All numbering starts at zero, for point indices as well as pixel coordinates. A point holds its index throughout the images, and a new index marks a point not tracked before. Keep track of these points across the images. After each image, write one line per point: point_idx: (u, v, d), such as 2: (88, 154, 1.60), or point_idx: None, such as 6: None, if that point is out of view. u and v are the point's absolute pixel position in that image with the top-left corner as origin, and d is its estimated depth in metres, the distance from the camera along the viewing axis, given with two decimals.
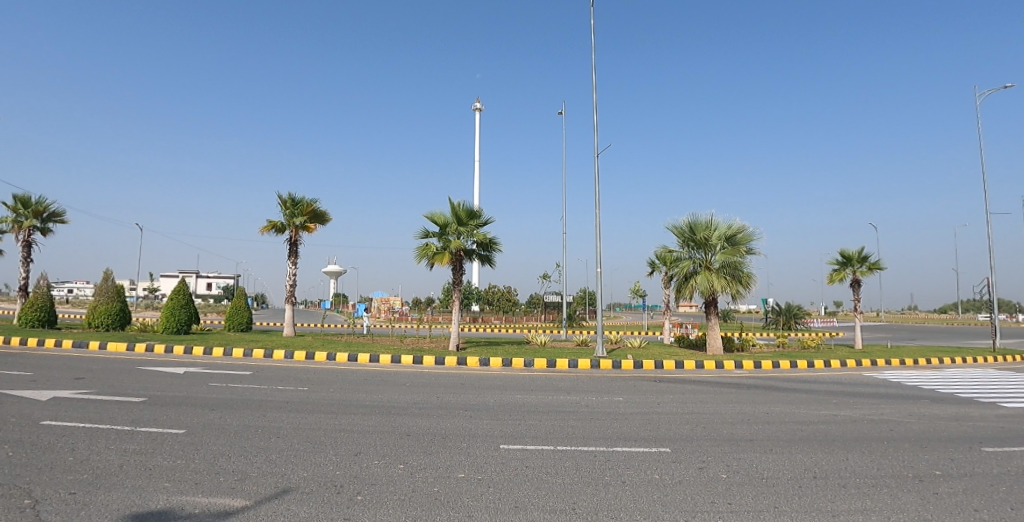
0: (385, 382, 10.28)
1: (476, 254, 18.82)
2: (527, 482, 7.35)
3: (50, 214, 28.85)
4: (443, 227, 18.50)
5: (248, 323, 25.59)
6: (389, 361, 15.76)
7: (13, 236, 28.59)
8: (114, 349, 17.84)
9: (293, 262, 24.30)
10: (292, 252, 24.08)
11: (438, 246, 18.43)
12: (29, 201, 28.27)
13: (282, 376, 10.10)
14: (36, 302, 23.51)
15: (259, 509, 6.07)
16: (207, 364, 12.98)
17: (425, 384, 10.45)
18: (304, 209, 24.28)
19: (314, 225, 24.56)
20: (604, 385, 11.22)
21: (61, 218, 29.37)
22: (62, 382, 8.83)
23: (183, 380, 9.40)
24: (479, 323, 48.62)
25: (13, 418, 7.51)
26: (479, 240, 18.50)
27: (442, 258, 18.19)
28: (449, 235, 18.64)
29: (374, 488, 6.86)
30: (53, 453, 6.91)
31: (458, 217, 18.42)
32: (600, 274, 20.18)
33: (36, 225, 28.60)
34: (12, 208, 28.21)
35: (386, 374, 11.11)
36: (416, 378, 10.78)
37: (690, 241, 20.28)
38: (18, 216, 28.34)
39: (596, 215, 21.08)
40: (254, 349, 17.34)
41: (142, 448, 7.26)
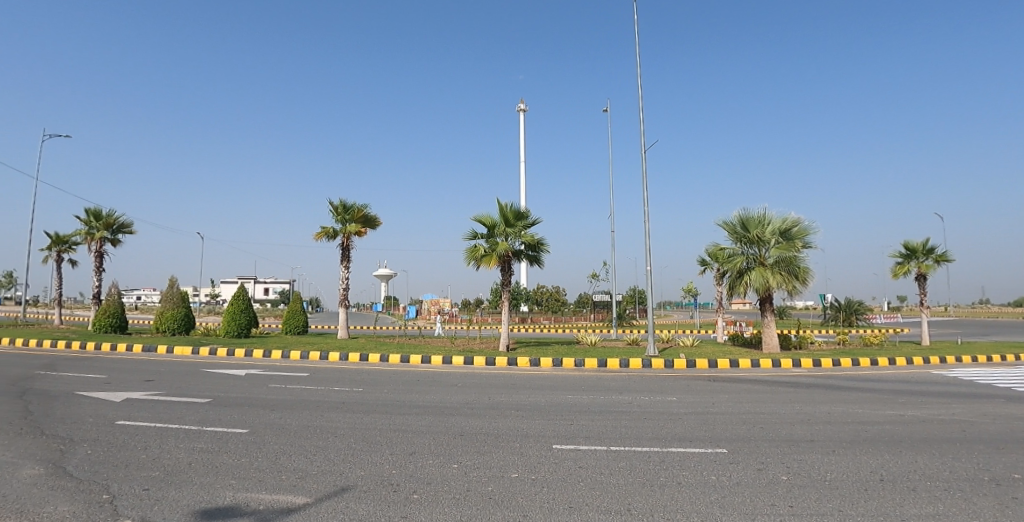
0: (438, 383, 10.35)
1: (524, 255, 18.82)
2: (580, 483, 7.36)
3: (119, 225, 30.40)
4: (491, 228, 18.58)
5: (305, 326, 26.26)
6: (440, 362, 15.91)
7: (87, 246, 30.24)
8: (181, 352, 18.62)
9: (346, 266, 24.84)
10: (345, 256, 24.59)
11: (486, 248, 18.48)
12: (101, 213, 29.89)
13: (337, 377, 10.28)
14: (109, 308, 24.77)
15: (319, 507, 6.66)
16: (267, 367, 13.36)
17: (476, 384, 10.47)
18: (355, 214, 24.85)
19: (365, 229, 25.06)
20: (657, 385, 11.01)
21: (130, 229, 30.87)
22: (133, 383, 9.20)
23: (244, 382, 9.67)
24: (528, 323, 48.67)
25: (91, 418, 7.91)
26: (527, 241, 18.48)
27: (490, 260, 18.23)
28: (497, 237, 18.72)
29: (429, 487, 7.20)
30: (128, 451, 7.37)
31: (505, 218, 18.54)
32: (651, 272, 18.55)
33: (107, 236, 30.15)
34: (86, 221, 29.87)
35: (437, 374, 11.20)
36: (468, 378, 10.83)
37: (743, 237, 19.78)
38: (91, 228, 30.00)
39: (646, 210, 19.49)
40: (310, 351, 17.80)
41: (208, 447, 7.55)
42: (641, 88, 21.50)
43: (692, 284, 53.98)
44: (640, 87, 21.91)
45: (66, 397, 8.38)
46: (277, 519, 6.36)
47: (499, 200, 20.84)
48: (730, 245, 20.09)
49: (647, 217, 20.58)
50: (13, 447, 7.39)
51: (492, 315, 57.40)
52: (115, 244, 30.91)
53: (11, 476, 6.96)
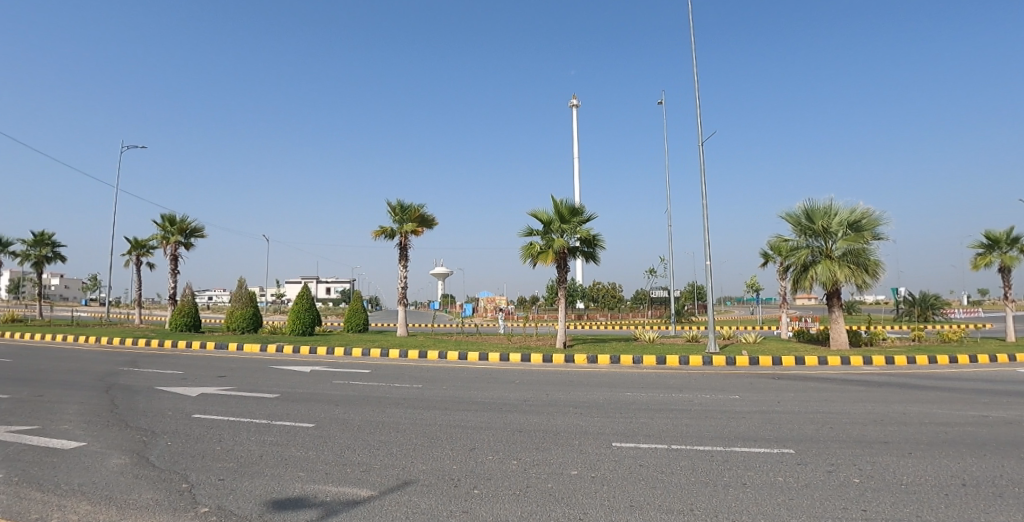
0: (495, 380, 10.40)
1: (580, 251, 18.73)
2: (641, 482, 7.24)
3: (192, 230, 31.99)
4: (547, 225, 18.58)
5: (365, 324, 26.93)
6: (498, 359, 16.00)
7: (163, 250, 31.96)
8: (250, 348, 19.41)
9: (404, 265, 25.35)
10: (403, 255, 25.11)
11: (542, 245, 18.48)
12: (175, 218, 31.51)
13: (397, 374, 10.48)
14: (183, 308, 26.09)
15: (383, 499, 6.79)
16: (331, 363, 13.77)
17: (533, 381, 10.46)
18: (413, 214, 25.33)
19: (422, 229, 25.51)
20: (719, 383, 10.74)
21: (201, 233, 32.44)
22: (207, 379, 9.65)
23: (309, 378, 9.99)
24: (584, 320, 48.41)
25: (170, 412, 8.34)
26: (583, 237, 18.40)
27: (547, 257, 18.22)
28: (552, 233, 18.71)
29: (489, 483, 7.23)
30: (204, 443, 7.75)
31: (560, 214, 18.49)
32: (711, 267, 18.13)
33: (180, 240, 31.79)
34: (162, 226, 31.58)
35: (495, 371, 11.25)
36: (525, 375, 10.83)
37: (807, 229, 19.09)
38: (166, 233, 31.70)
39: (704, 203, 19.07)
40: (371, 348, 18.25)
41: (277, 440, 7.85)
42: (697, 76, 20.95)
43: (755, 279, 52.27)
44: (696, 76, 21.40)
45: (147, 391, 8.87)
46: (343, 510, 6.53)
47: (553, 197, 20.81)
48: (794, 238, 19.43)
49: (705, 210, 20.14)
50: (101, 438, 7.89)
51: (546, 312, 57.37)
52: (188, 247, 32.56)
53: (99, 465, 7.43)
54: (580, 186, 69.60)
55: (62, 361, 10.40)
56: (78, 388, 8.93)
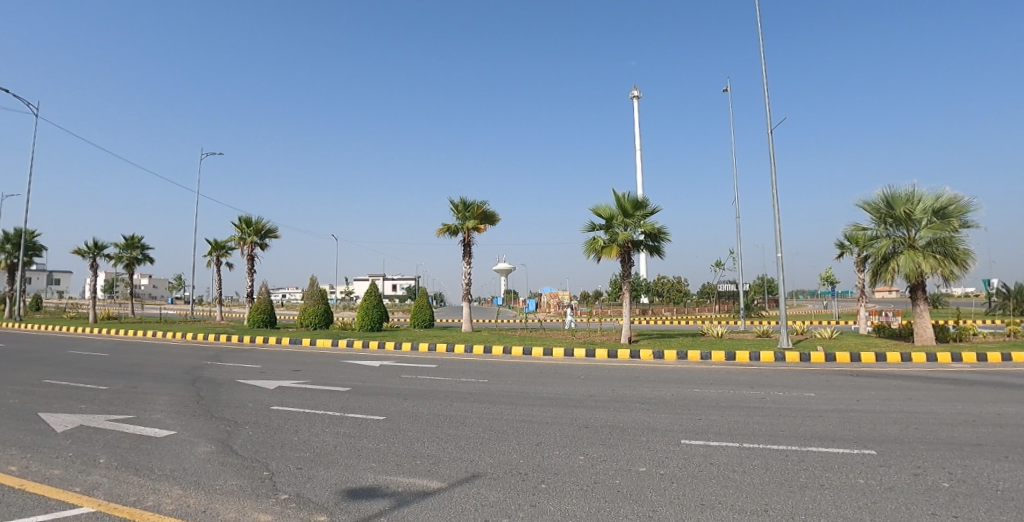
0: (560, 375, 10.40)
1: (644, 245, 18.47)
2: (712, 480, 7.06)
3: (266, 231, 33.57)
4: (610, 220, 18.41)
5: (431, 319, 27.49)
6: (562, 355, 16.00)
7: (241, 251, 33.72)
8: (323, 343, 20.18)
9: (467, 262, 25.70)
10: (465, 252, 25.47)
11: (605, 239, 18.34)
12: (251, 220, 33.14)
13: (463, 369, 10.63)
14: (260, 306, 27.43)
15: (453, 491, 6.90)
16: (399, 359, 14.12)
17: (598, 377, 10.40)
18: (475, 211, 25.65)
19: (485, 226, 25.81)
20: (792, 380, 10.34)
21: (275, 234, 34.00)
22: (284, 373, 10.10)
23: (379, 372, 10.29)
24: (648, 315, 47.61)
25: (250, 404, 8.77)
26: (647, 231, 18.12)
27: (611, 251, 18.08)
28: (615, 228, 18.54)
29: (557, 477, 7.22)
30: (282, 434, 8.10)
31: (623, 208, 18.29)
32: (782, 259, 17.48)
33: (256, 241, 33.45)
34: (239, 228, 33.29)
35: (560, 366, 11.25)
36: (590, 371, 10.77)
37: (887, 218, 18.13)
38: (243, 234, 33.40)
39: (773, 193, 18.40)
40: (437, 343, 18.61)
41: (350, 432, 8.12)
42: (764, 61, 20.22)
43: (830, 271, 49.68)
44: (762, 61, 20.61)
45: (229, 384, 9.36)
46: (414, 501, 6.67)
47: (614, 191, 20.60)
48: (873, 227, 18.50)
49: (774, 200, 19.47)
50: (189, 427, 8.38)
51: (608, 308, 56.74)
52: (263, 248, 34.20)
53: (188, 453, 7.90)
54: (641, 177, 68.30)
55: (154, 355, 11.14)
56: (167, 381, 9.54)
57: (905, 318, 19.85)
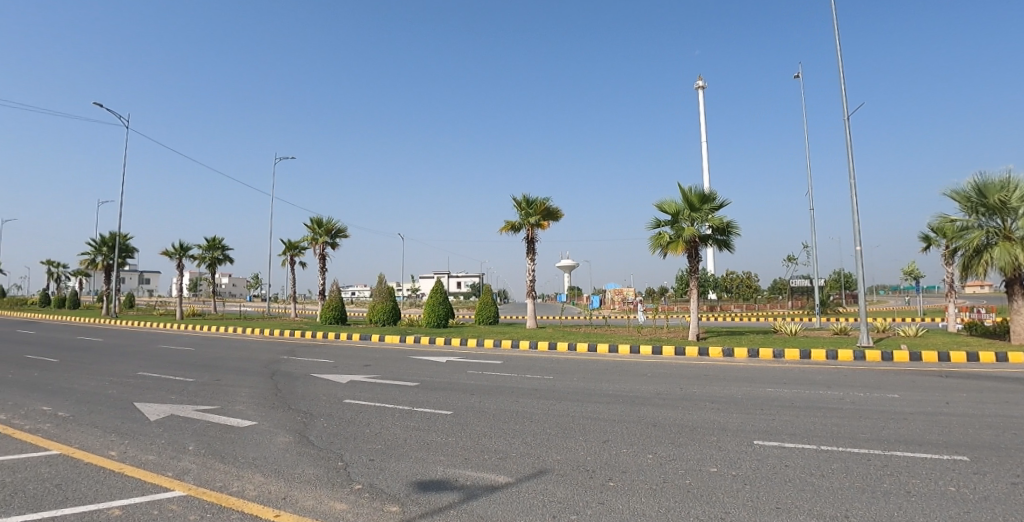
0: (626, 372, 10.31)
1: (712, 239, 18.02)
2: (788, 483, 6.81)
3: (336, 231, 34.88)
4: (676, 214, 18.07)
5: (495, 316, 27.81)
6: (628, 351, 15.85)
7: (313, 250, 35.19)
8: (391, 339, 20.77)
9: (530, 259, 25.82)
10: (529, 249, 25.60)
11: (671, 234, 18.02)
12: (322, 221, 34.54)
13: (529, 365, 10.69)
14: (331, 303, 28.54)
15: (521, 486, 6.95)
16: (465, 355, 14.37)
17: (666, 374, 10.24)
18: (538, 208, 25.70)
19: (548, 222, 25.87)
20: (874, 380, 9.84)
21: (344, 234, 35.26)
22: (355, 368, 10.47)
23: (446, 368, 10.50)
24: (716, 312, 46.41)
25: (324, 397, 9.13)
26: (715, 225, 17.68)
27: (677, 246, 17.75)
28: (681, 222, 18.18)
29: (625, 475, 7.15)
30: (355, 426, 8.39)
31: (690, 202, 17.90)
32: (861, 253, 16.66)
33: (328, 241, 34.81)
34: (311, 229, 34.76)
35: (627, 363, 11.15)
36: (657, 368, 10.62)
37: (979, 207, 16.93)
38: (315, 234, 34.83)
39: (851, 184, 17.53)
40: (503, 340, 18.79)
41: (420, 426, 8.33)
42: (839, 45, 19.13)
43: (916, 262, 47.41)
44: (837, 44, 19.42)
45: (304, 378, 9.78)
46: (483, 494, 6.76)
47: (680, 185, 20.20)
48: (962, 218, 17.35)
49: (852, 191, 18.53)
50: (268, 418, 8.82)
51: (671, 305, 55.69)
52: (334, 247, 35.56)
53: (268, 442, 8.30)
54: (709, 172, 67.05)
55: (236, 349, 11.80)
56: (248, 374, 10.08)
57: (1000, 316, 18.48)
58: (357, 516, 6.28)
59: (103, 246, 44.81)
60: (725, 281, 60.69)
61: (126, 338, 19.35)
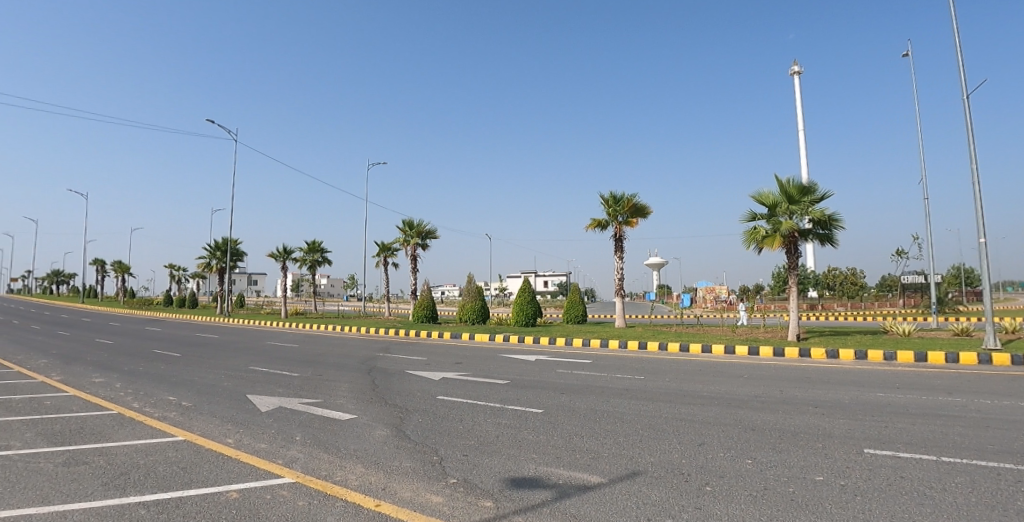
0: (722, 374, 10.02)
1: (813, 233, 17.09)
2: (904, 496, 6.34)
3: (427, 233, 36.07)
4: (772, 208, 17.31)
5: (583, 315, 27.74)
6: (723, 352, 15.35)
7: (406, 251, 36.62)
8: (480, 337, 21.23)
9: (618, 256, 25.53)
10: (617, 246, 25.33)
11: (768, 229, 17.27)
12: (413, 223, 35.87)
13: (620, 365, 10.61)
14: (423, 302, 29.59)
15: (614, 487, 6.90)
16: (555, 354, 14.46)
17: (765, 377, 9.85)
18: (626, 205, 25.33)
19: (636, 219, 25.48)
20: (1005, 387, 8.97)
21: (434, 235, 36.40)
22: (448, 365, 10.80)
23: (536, 366, 10.63)
24: (815, 311, 43.78)
25: (419, 393, 9.49)
26: (816, 218, 16.75)
27: (774, 241, 16.99)
28: (778, 216, 17.39)
29: (723, 480, 6.93)
30: (448, 422, 8.66)
31: (788, 194, 17.07)
32: (985, 246, 15.20)
33: (419, 243, 36.08)
34: (404, 231, 36.19)
35: (724, 364, 10.83)
36: (756, 370, 10.23)
37: None
38: (407, 236, 36.23)
39: (972, 170, 16.02)
40: (591, 339, 18.71)
41: (511, 423, 8.48)
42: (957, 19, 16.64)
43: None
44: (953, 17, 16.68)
45: (400, 374, 10.20)
46: (576, 494, 6.77)
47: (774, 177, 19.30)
48: None
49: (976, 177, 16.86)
50: (368, 412, 9.27)
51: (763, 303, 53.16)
52: (425, 248, 36.80)
53: (368, 435, 8.72)
54: (806, 163, 63.43)
55: (337, 347, 12.50)
56: (349, 369, 10.65)
57: None
58: (454, 510, 6.46)
59: (217, 251, 49.03)
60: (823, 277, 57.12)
61: (239, 335, 21.03)
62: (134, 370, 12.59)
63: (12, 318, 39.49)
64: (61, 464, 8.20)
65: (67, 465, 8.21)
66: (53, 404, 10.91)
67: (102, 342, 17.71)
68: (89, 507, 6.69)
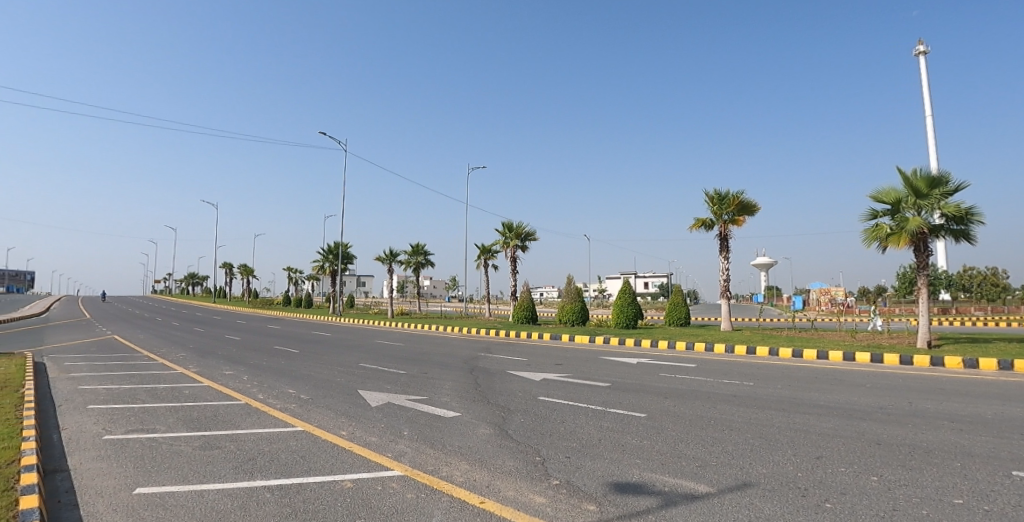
0: (840, 382, 9.38)
1: (945, 230, 15.56)
2: None
3: (526, 235, 36.52)
4: (897, 203, 15.96)
5: (686, 318, 26.89)
6: (841, 359, 14.32)
7: (505, 253, 37.30)
8: (580, 339, 21.18)
9: (723, 257, 24.55)
10: (722, 246, 24.37)
11: (892, 226, 15.94)
12: (513, 226, 36.48)
13: (728, 370, 10.20)
14: (523, 303, 30.04)
15: (724, 498, 6.63)
16: (658, 357, 14.15)
17: (892, 387, 9.09)
18: (731, 202, 24.29)
19: (743, 218, 24.39)
20: None
21: (534, 237, 36.79)
22: (548, 366, 10.87)
23: (638, 369, 10.46)
24: (949, 316, 39.64)
25: (520, 393, 9.63)
26: (950, 213, 15.22)
27: (900, 240, 15.66)
28: (905, 212, 16.01)
29: (844, 497, 6.46)
30: (550, 423, 8.72)
31: (915, 188, 15.66)
32: None
33: (519, 244, 36.59)
34: (503, 233, 36.93)
35: (845, 372, 10.11)
36: (880, 379, 9.45)
37: None
38: (506, 238, 36.90)
39: None
40: (695, 342, 18.10)
41: (613, 427, 8.40)
42: None
43: None
44: None
45: (501, 374, 10.41)
46: (682, 502, 6.58)
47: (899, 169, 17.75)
48: None
49: None
50: (470, 410, 9.52)
51: (884, 307, 48.94)
52: (524, 250, 37.27)
53: (471, 433, 8.96)
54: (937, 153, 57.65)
55: (440, 346, 12.96)
56: (451, 368, 11.01)
57: None
58: (558, 511, 6.49)
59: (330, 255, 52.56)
60: (957, 280, 51.66)
61: (350, 334, 22.41)
62: (259, 364, 13.72)
63: (157, 315, 44.56)
64: (198, 447, 9.10)
65: (203, 448, 9.09)
66: (191, 393, 12.15)
67: (232, 338, 19.52)
68: (222, 488, 7.37)
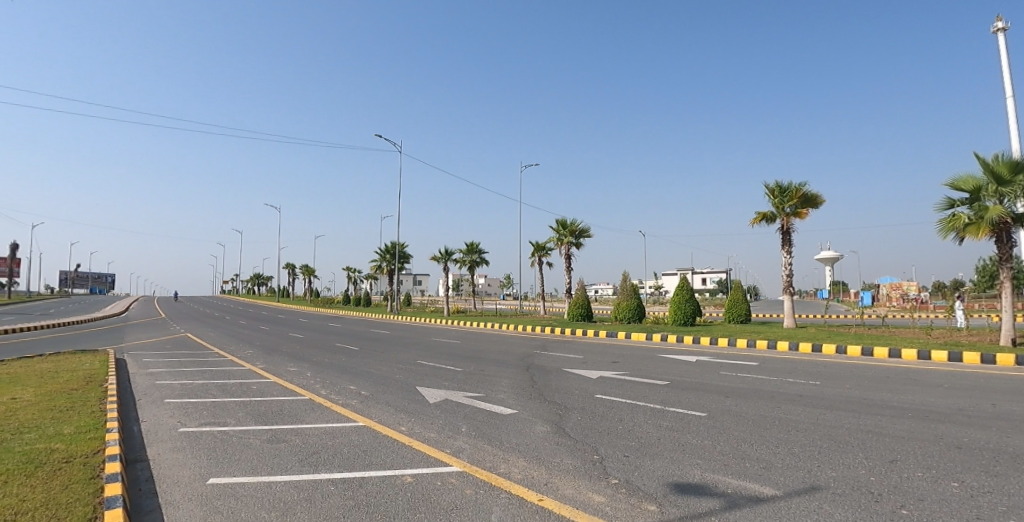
0: (915, 382, 8.92)
1: None
2: None
3: (580, 232, 36.35)
4: (976, 191, 15.03)
5: (747, 315, 26.10)
6: (915, 358, 13.60)
7: (559, 250, 37.23)
8: (637, 336, 20.92)
9: (786, 251, 23.69)
10: (784, 240, 23.53)
11: (971, 215, 15.01)
12: (566, 223, 36.38)
13: (793, 369, 9.87)
14: (577, 301, 29.92)
15: (790, 501, 6.43)
16: (719, 356, 13.83)
17: (974, 387, 8.58)
18: (794, 195, 23.43)
19: (807, 210, 23.48)
20: None
21: (588, 234, 36.54)
22: (605, 364, 10.80)
23: (697, 368, 10.25)
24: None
25: (577, 391, 9.62)
26: None
27: (980, 230, 14.72)
28: (985, 201, 15.05)
29: (922, 503, 6.15)
30: (607, 421, 8.68)
31: (996, 175, 14.69)
32: None
33: (573, 242, 36.45)
34: (557, 230, 36.89)
35: (921, 372, 9.59)
36: (961, 380, 8.92)
37: None
38: (560, 236, 36.84)
39: None
40: (757, 340, 17.56)
41: (672, 426, 8.28)
42: None
43: None
44: None
45: (557, 372, 10.42)
46: (746, 505, 6.43)
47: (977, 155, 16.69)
48: None
49: None
50: (527, 408, 9.59)
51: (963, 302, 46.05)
52: (578, 247, 37.09)
53: (528, 430, 9.02)
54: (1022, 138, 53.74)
55: (496, 344, 13.08)
56: (507, 366, 11.10)
57: None
58: (618, 510, 6.47)
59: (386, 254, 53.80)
60: None
61: (407, 332, 22.92)
62: (321, 362, 14.23)
63: (225, 314, 46.87)
64: (266, 440, 9.54)
65: (270, 441, 9.52)
66: (258, 388, 12.74)
67: (295, 336, 20.31)
68: (290, 480, 7.69)
